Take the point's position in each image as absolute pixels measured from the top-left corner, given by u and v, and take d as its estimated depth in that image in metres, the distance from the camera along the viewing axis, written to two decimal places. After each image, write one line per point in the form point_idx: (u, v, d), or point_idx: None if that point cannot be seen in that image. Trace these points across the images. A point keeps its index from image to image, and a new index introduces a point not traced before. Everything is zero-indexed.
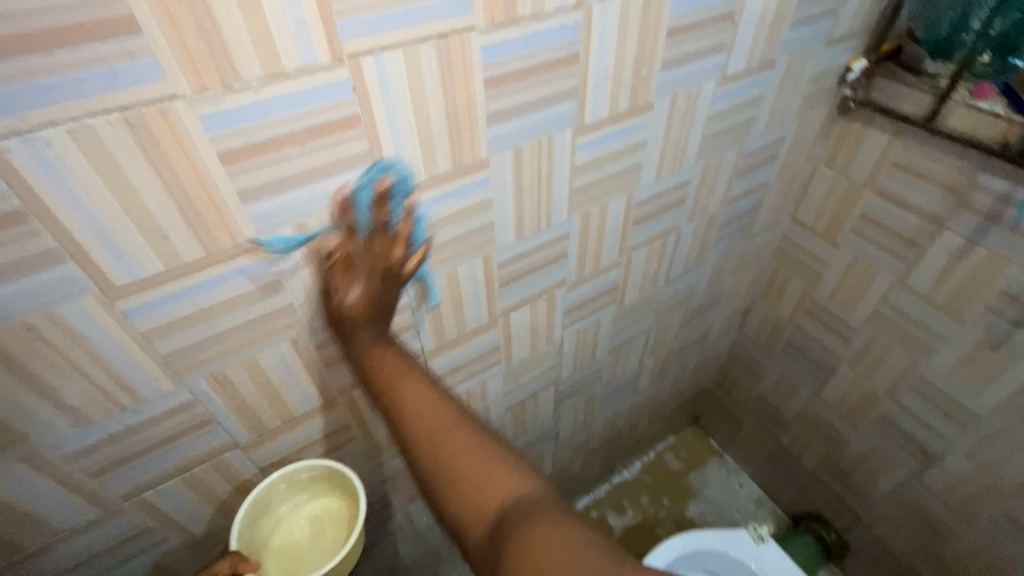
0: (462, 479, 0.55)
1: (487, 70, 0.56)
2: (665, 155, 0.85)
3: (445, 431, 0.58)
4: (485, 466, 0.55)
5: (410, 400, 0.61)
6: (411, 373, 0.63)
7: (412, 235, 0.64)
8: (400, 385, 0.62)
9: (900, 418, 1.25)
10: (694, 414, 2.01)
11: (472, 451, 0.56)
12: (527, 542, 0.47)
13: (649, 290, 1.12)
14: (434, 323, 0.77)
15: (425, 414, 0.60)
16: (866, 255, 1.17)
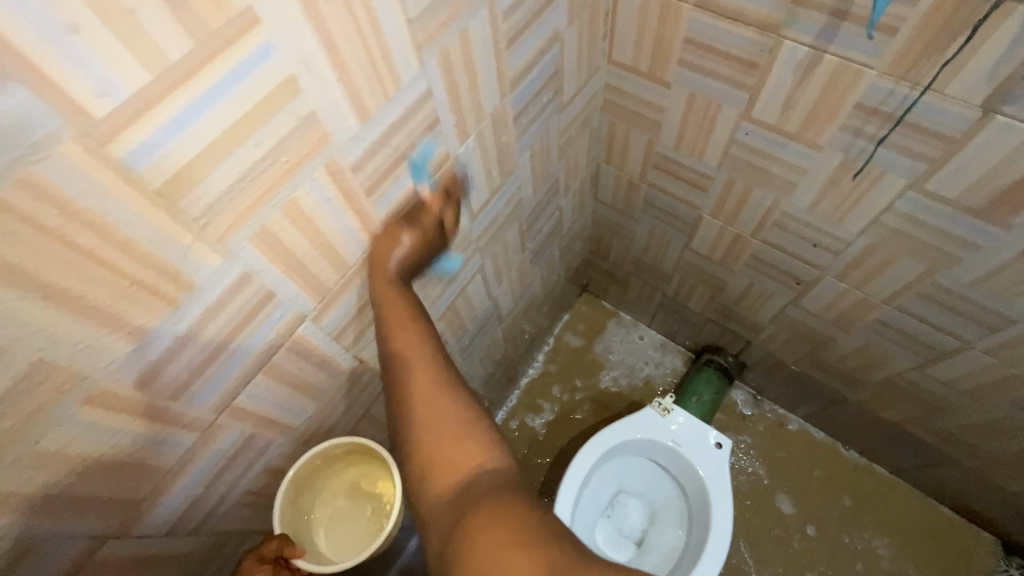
0: (427, 430, 0.62)
1: None
2: (355, 83, 0.49)
3: (437, 405, 0.63)
4: (462, 444, 0.60)
5: (417, 391, 0.64)
6: (411, 330, 0.67)
7: None
8: (418, 409, 0.64)
9: (771, 254, 1.13)
10: (581, 285, 1.87)
11: (451, 440, 0.61)
12: (487, 525, 0.50)
13: (454, 237, 0.83)
14: (76, 510, 0.47)
15: (422, 360, 0.66)
16: (703, 89, 0.91)
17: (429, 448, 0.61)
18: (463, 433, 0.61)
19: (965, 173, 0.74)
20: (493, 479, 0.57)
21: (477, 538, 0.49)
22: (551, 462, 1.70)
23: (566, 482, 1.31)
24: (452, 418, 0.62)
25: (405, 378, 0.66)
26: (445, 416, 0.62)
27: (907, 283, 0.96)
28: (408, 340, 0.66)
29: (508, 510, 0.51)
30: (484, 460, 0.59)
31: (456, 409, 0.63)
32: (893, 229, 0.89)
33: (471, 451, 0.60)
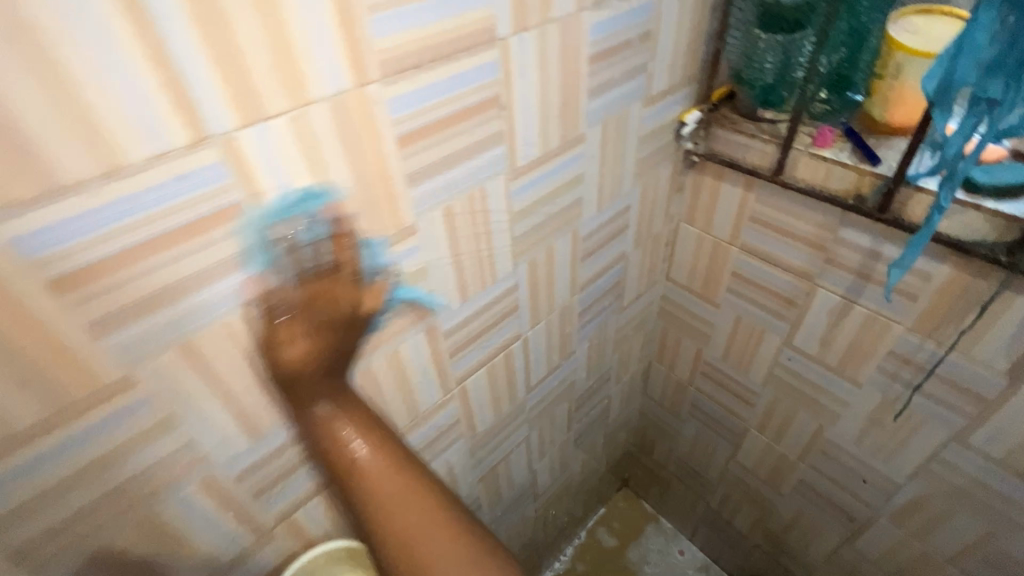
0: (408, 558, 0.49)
1: (51, 266, 0.36)
2: (465, 274, 0.65)
3: (419, 527, 0.50)
4: (459, 562, 0.49)
5: (388, 508, 0.51)
6: (379, 467, 0.53)
7: (20, 510, 0.43)
8: (395, 521, 0.50)
9: (820, 483, 1.11)
10: (622, 479, 1.82)
11: (448, 551, 0.50)
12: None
13: (509, 404, 0.92)
14: None
15: (381, 464, 0.53)
16: (749, 314, 1.04)
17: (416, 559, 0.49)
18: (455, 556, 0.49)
19: (1006, 434, 0.76)
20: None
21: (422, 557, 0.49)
22: None
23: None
24: (440, 526, 0.51)
25: (331, 437, 0.53)
26: (432, 519, 0.51)
27: (969, 543, 0.90)
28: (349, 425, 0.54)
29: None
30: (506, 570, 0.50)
31: (435, 509, 0.52)
32: (944, 479, 0.88)
33: (492, 574, 0.49)
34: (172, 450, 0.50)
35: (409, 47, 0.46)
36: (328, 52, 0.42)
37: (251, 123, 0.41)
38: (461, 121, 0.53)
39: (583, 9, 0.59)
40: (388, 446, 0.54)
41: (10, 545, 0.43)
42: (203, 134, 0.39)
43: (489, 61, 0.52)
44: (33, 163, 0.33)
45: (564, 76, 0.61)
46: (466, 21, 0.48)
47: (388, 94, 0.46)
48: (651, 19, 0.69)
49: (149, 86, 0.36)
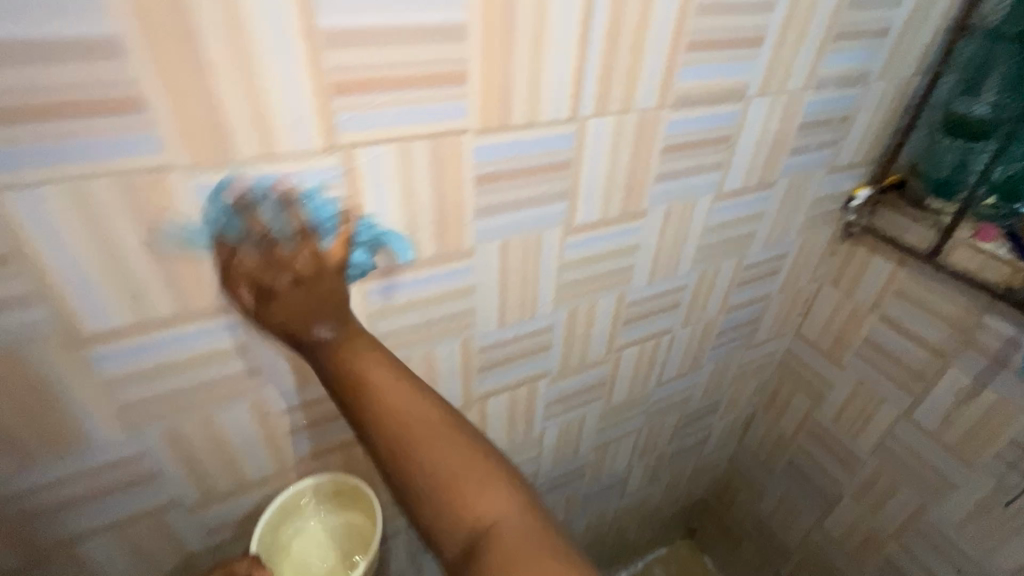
0: (441, 487, 0.48)
1: (480, 168, 0.59)
2: (659, 261, 0.86)
3: (442, 435, 0.50)
4: (484, 488, 0.48)
5: (422, 426, 0.50)
6: (382, 361, 0.52)
7: (388, 313, 0.65)
8: (389, 417, 0.49)
9: (910, 565, 1.14)
10: (689, 526, 1.86)
11: (450, 464, 0.48)
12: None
13: (640, 389, 1.09)
14: None
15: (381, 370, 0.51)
16: (873, 381, 1.13)
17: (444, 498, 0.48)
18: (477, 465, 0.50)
19: None
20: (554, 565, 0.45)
21: (440, 475, 0.48)
22: None
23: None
24: (462, 454, 0.49)
25: (350, 356, 0.52)
26: (433, 424, 0.50)
27: None
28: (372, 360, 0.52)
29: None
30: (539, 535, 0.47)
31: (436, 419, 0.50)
32: None
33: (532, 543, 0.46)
34: (462, 313, 0.72)
35: (693, 92, 0.68)
36: (652, 83, 0.64)
37: (601, 115, 0.63)
38: (702, 147, 0.75)
39: (807, 89, 0.79)
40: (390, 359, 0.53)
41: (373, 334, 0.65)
42: (579, 114, 0.62)
43: (733, 111, 0.74)
44: (505, 107, 0.57)
45: (776, 134, 0.82)
46: (731, 82, 0.70)
47: (670, 117, 0.69)
48: (853, 107, 0.87)
49: (567, 81, 0.59)
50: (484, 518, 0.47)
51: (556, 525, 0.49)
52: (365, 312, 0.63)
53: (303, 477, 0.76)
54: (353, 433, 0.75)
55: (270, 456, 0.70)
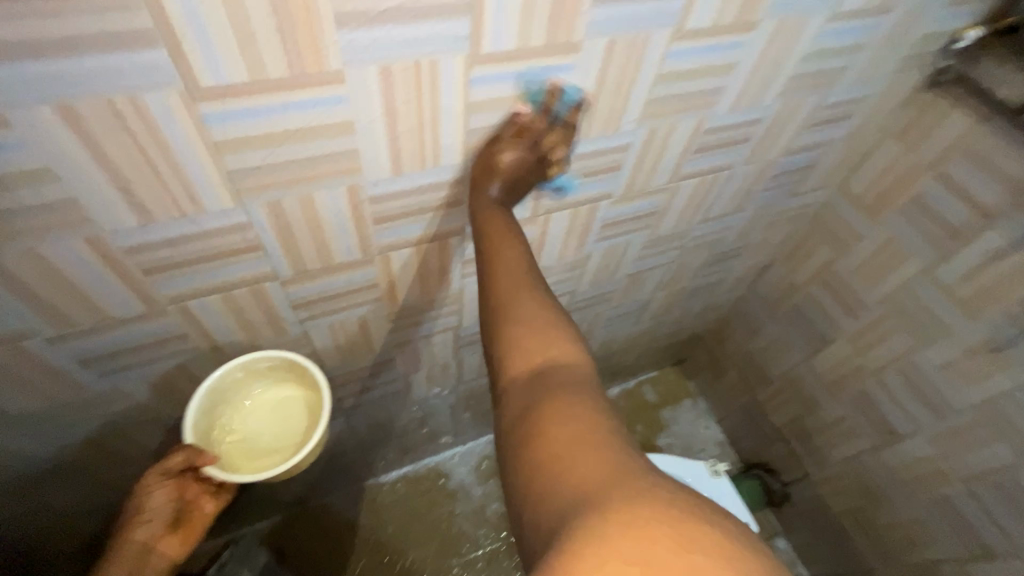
0: (511, 321, 0.61)
1: None
2: (748, 86, 0.81)
3: (508, 266, 0.64)
4: (551, 341, 0.60)
5: (501, 267, 0.64)
6: (510, 240, 0.66)
7: (485, 106, 0.63)
8: (495, 291, 0.64)
9: (880, 396, 1.32)
10: (681, 356, 2.07)
11: (528, 337, 0.60)
12: (577, 404, 0.53)
13: (684, 223, 1.12)
14: None
15: (502, 237, 0.66)
16: (905, 237, 1.17)
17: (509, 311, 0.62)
18: (546, 323, 0.61)
19: None
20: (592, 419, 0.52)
21: (523, 313, 0.62)
22: None
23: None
24: (541, 317, 0.62)
25: (492, 227, 0.67)
26: (527, 305, 0.62)
27: (992, 467, 1.12)
28: (507, 245, 0.66)
29: (588, 412, 0.52)
30: (573, 386, 0.55)
31: (529, 292, 0.63)
32: (1003, 414, 1.07)
33: (573, 398, 0.54)
34: None
35: None
36: None
37: None
38: None
39: None
40: (520, 245, 0.66)
41: (467, 128, 0.64)
42: None
43: None
44: None
45: None
46: None
47: None
48: None
49: None
50: (544, 365, 0.59)
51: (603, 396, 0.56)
52: (475, 103, 0.62)
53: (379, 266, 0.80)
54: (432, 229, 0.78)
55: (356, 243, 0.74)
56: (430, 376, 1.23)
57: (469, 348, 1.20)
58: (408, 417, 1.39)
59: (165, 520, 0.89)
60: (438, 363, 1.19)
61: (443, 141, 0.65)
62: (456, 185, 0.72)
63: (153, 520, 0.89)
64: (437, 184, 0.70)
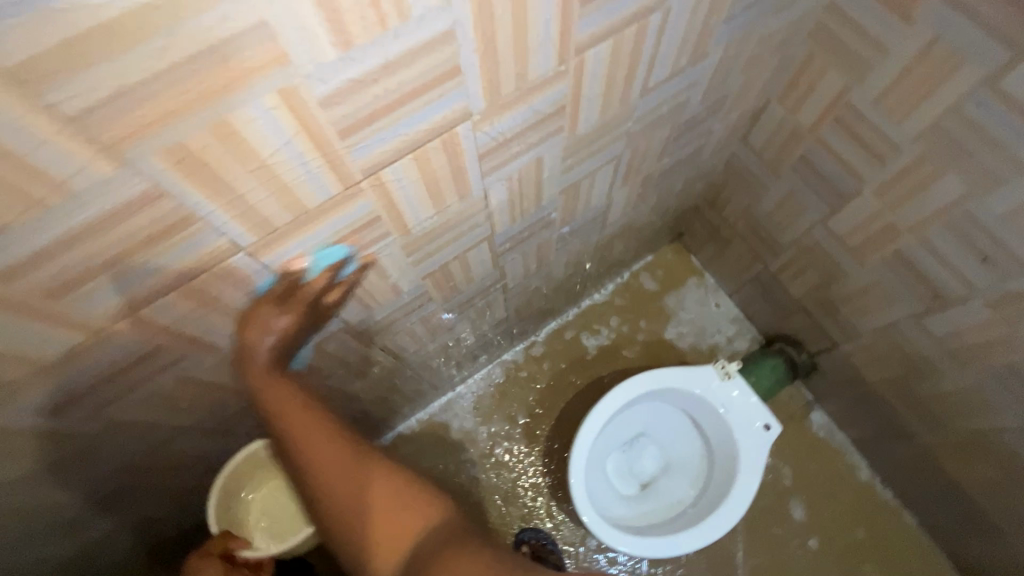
0: (344, 513, 0.70)
1: None
2: None
3: (327, 454, 0.73)
4: (376, 481, 0.71)
5: (314, 455, 0.74)
6: (319, 430, 0.73)
7: (68, 71, 0.36)
8: (330, 490, 0.72)
9: (920, 257, 1.02)
10: (677, 232, 1.76)
11: (344, 471, 0.72)
12: (451, 553, 0.62)
13: (617, 107, 0.77)
14: (227, 199, 0.51)
15: (313, 437, 0.75)
16: (954, 34, 0.77)
17: (346, 516, 0.70)
18: (398, 491, 0.70)
19: None
20: (443, 532, 0.66)
21: (369, 496, 0.70)
22: (583, 384, 1.70)
23: (618, 400, 1.28)
24: (347, 461, 0.73)
25: (290, 416, 0.75)
26: (328, 455, 0.73)
27: None
28: (310, 414, 0.75)
29: (471, 547, 0.64)
30: (417, 511, 0.69)
31: (350, 449, 0.74)
32: None
33: (405, 519, 0.68)
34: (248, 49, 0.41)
35: None
36: None
37: None
38: None
39: None
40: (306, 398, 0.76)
41: (66, 116, 0.38)
42: None
43: None
44: None
45: None
46: None
47: None
48: None
49: None
50: (405, 546, 0.66)
51: (442, 511, 0.69)
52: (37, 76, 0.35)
53: (144, 321, 0.58)
54: (178, 262, 0.54)
55: (66, 319, 0.52)
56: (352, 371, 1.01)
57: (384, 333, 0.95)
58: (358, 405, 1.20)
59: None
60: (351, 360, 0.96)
61: (40, 153, 0.39)
62: (165, 196, 0.47)
63: None
64: (118, 211, 0.46)
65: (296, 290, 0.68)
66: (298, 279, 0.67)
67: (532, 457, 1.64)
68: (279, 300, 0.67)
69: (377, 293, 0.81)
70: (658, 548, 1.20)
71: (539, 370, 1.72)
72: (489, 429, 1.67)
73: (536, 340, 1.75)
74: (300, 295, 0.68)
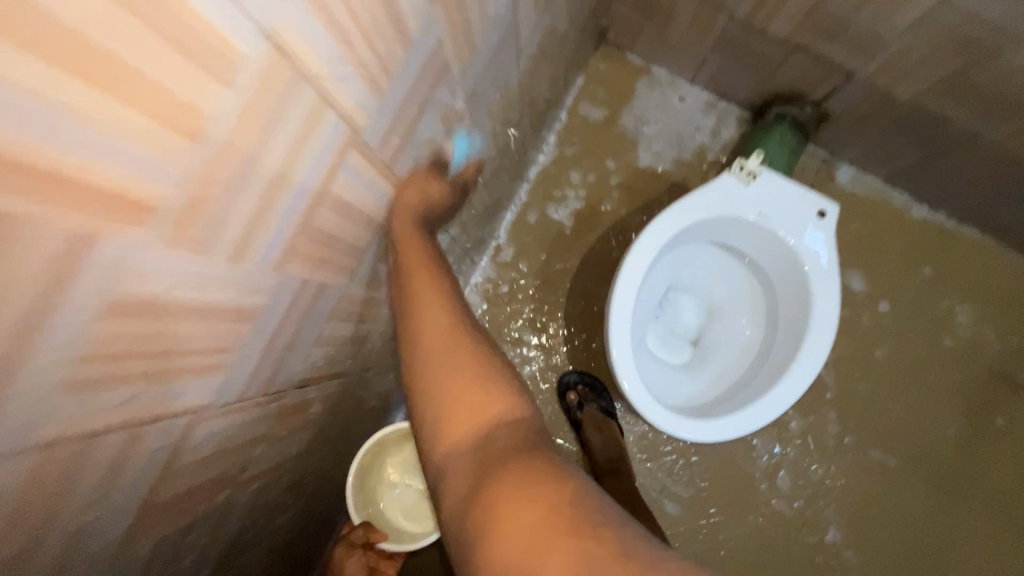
0: (447, 394, 0.60)
1: None
2: None
3: (452, 369, 0.61)
4: (489, 395, 0.59)
5: (437, 350, 0.63)
6: (445, 315, 0.66)
7: None
8: (426, 339, 0.64)
9: None
10: (601, 29, 1.33)
11: (469, 393, 0.59)
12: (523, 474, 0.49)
13: None
14: None
15: (443, 334, 0.64)
16: None
17: (446, 413, 0.58)
18: (473, 384, 0.60)
19: None
20: (515, 430, 0.56)
21: (460, 394, 0.59)
22: (576, 265, 1.38)
23: (639, 267, 0.98)
24: (477, 375, 0.61)
25: (414, 280, 0.66)
26: (467, 368, 0.61)
27: None
28: (435, 315, 0.65)
29: (533, 466, 0.50)
30: (504, 420, 0.57)
31: (473, 361, 0.62)
32: None
33: (498, 410, 0.57)
34: None
35: None
36: None
37: None
38: None
39: None
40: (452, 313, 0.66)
41: None
42: None
43: None
44: None
45: None
46: None
47: None
48: None
49: None
50: (479, 429, 0.56)
51: (520, 410, 0.58)
52: None
53: None
54: None
55: None
56: (281, 429, 0.65)
57: (287, 361, 0.57)
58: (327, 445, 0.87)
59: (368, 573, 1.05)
60: (263, 422, 0.59)
61: None
62: None
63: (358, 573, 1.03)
64: None
65: (420, 175, 0.64)
66: (246, 247, 0.41)
67: (559, 372, 1.36)
68: (428, 173, 0.66)
69: (213, 327, 0.42)
70: (729, 420, 0.95)
71: (519, 275, 1.38)
72: (498, 365, 1.37)
73: (499, 244, 1.39)
74: (403, 215, 0.63)
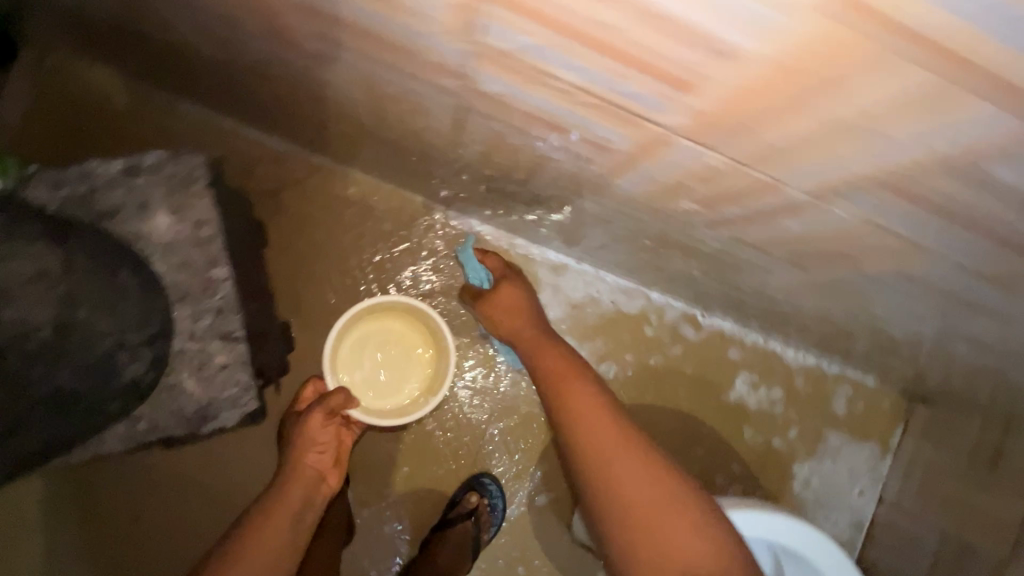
0: (626, 519, 0.67)
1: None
2: None
3: (604, 453, 0.70)
4: (653, 484, 0.68)
5: (618, 483, 0.68)
6: (585, 383, 0.77)
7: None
8: (594, 443, 0.71)
9: None
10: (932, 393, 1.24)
11: (668, 515, 0.66)
12: (685, 552, 0.63)
13: None
14: None
15: (591, 407, 0.74)
16: None
17: (641, 534, 0.65)
18: (649, 478, 0.68)
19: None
20: (715, 557, 0.64)
21: (638, 510, 0.66)
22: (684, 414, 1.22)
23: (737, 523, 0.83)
24: (652, 481, 0.68)
25: (575, 402, 0.76)
26: (631, 474, 0.69)
27: None
28: (589, 399, 0.75)
29: (683, 516, 0.66)
30: (693, 526, 0.65)
31: (632, 451, 0.71)
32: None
33: (678, 528, 0.65)
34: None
35: None
36: None
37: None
38: None
39: None
40: (589, 382, 0.78)
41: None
42: None
43: None
44: None
45: None
46: None
47: None
48: None
49: None
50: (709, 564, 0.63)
51: (678, 501, 0.67)
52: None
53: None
54: None
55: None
56: (636, 114, 0.47)
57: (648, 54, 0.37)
58: (542, 145, 0.67)
59: (331, 454, 0.83)
60: (671, 93, 0.42)
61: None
62: None
63: (323, 449, 0.82)
64: None
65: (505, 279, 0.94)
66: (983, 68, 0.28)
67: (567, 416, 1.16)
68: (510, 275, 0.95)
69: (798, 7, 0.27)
70: None
71: (663, 354, 1.21)
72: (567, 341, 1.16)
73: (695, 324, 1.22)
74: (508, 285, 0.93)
